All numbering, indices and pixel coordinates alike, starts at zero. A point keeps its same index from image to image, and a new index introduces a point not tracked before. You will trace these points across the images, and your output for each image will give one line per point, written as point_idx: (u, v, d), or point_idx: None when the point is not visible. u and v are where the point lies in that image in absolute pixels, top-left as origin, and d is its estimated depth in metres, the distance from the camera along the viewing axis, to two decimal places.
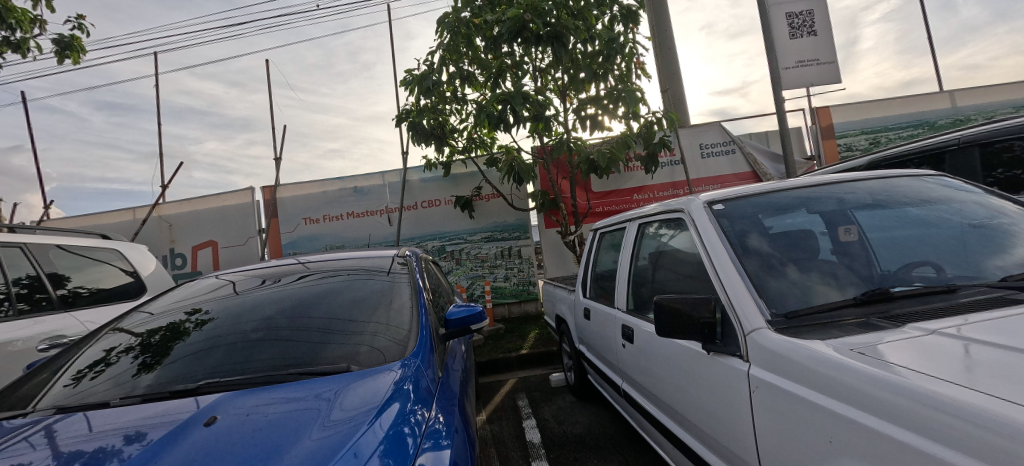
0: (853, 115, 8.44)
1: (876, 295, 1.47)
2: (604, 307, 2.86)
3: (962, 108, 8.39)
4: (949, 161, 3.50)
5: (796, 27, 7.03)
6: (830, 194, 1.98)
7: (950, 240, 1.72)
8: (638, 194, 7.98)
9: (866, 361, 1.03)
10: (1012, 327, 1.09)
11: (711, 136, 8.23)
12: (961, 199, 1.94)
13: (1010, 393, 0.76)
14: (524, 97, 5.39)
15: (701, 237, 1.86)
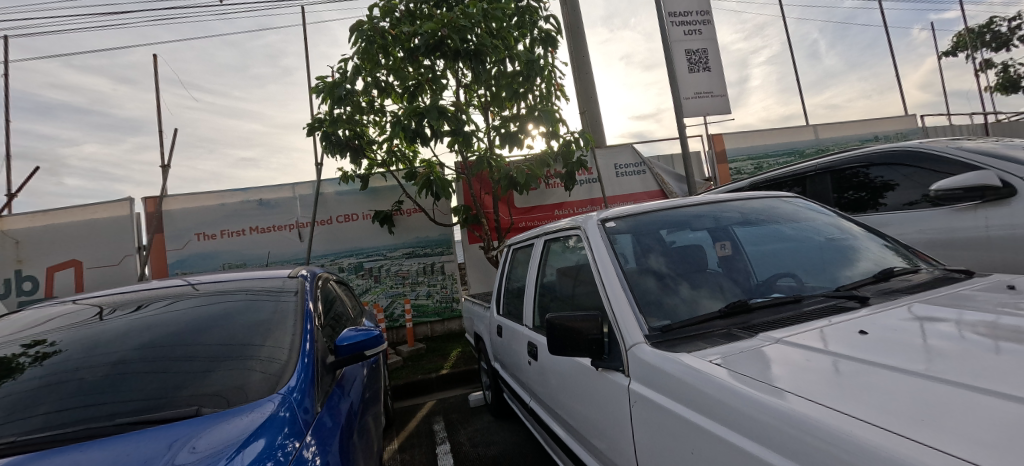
0: (742, 143, 9.63)
1: (737, 306, 1.59)
2: (515, 324, 2.85)
3: (823, 140, 9.98)
4: (808, 184, 4.00)
5: (692, 62, 7.98)
6: (710, 212, 2.17)
7: (802, 255, 1.95)
8: (558, 210, 8.29)
9: (745, 379, 1.07)
10: (836, 337, 1.23)
11: (624, 157, 8.88)
12: (815, 219, 2.23)
13: (846, 407, 0.85)
14: (441, 111, 5.33)
15: (593, 254, 1.91)
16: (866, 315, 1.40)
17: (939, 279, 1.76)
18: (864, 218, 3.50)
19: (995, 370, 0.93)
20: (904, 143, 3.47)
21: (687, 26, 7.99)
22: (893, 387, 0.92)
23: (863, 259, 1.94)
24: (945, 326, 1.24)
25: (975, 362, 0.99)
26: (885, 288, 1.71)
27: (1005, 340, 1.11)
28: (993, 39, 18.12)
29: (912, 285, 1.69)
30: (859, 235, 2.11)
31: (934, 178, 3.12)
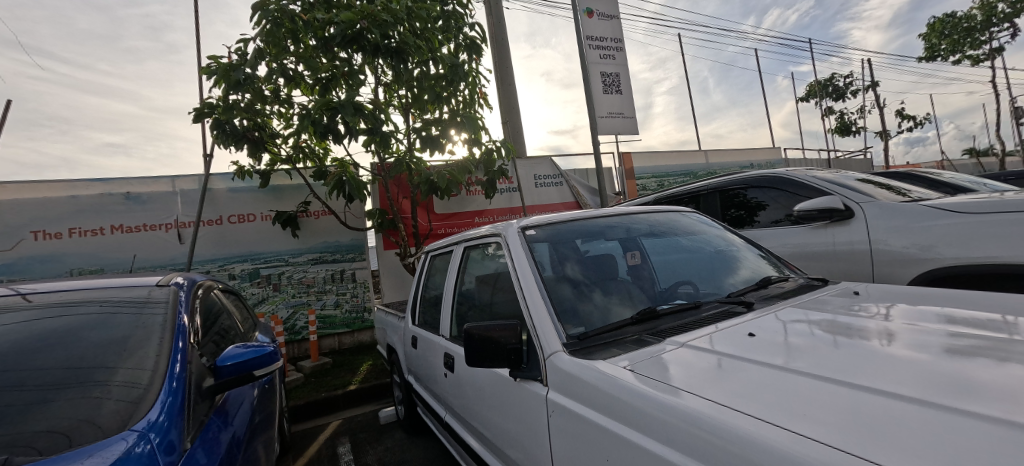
0: (647, 162, 10.66)
1: (648, 313, 1.68)
2: (431, 335, 2.71)
3: (711, 164, 11.49)
4: (701, 202, 4.51)
5: (606, 84, 8.63)
6: (622, 223, 2.30)
7: (699, 264, 2.15)
8: (479, 217, 8.31)
9: (647, 380, 1.12)
10: (729, 340, 1.35)
11: (544, 168, 9.23)
12: (708, 232, 2.49)
13: (737, 402, 0.92)
14: (358, 108, 4.96)
15: (513, 262, 1.89)
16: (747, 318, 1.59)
17: (803, 286, 2.07)
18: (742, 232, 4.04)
19: (836, 364, 1.12)
20: (773, 169, 4.07)
21: (602, 50, 8.64)
22: (766, 379, 1.04)
23: (747, 268, 2.21)
24: (800, 325, 1.47)
25: (822, 357, 1.17)
26: (764, 294, 1.95)
27: (842, 336, 1.35)
28: (828, 91, 22.78)
29: (785, 291, 1.96)
30: (743, 247, 2.41)
31: (794, 200, 3.71)
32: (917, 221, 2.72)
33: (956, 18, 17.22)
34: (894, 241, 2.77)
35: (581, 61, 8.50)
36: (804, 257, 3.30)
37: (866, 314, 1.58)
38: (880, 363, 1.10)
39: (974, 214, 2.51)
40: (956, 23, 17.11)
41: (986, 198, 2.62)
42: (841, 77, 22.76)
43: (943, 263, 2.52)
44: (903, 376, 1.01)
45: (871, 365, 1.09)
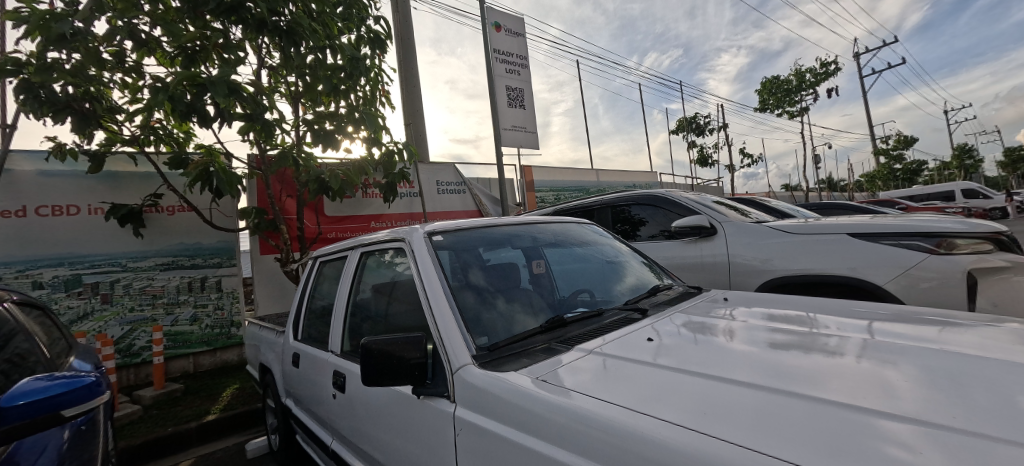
0: (546, 176, 11.34)
1: (555, 321, 1.73)
2: (317, 351, 2.39)
3: (600, 182, 12.74)
4: (594, 216, 4.88)
5: (511, 98, 8.95)
6: (528, 233, 2.36)
7: (597, 273, 2.31)
8: (375, 221, 7.83)
9: (544, 385, 1.16)
10: (627, 345, 1.46)
11: (447, 175, 9.14)
12: (604, 243, 2.70)
13: (642, 406, 0.98)
14: (233, 89, 4.20)
15: (419, 269, 1.77)
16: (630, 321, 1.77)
17: (682, 292, 2.37)
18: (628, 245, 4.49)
19: (694, 359, 1.32)
20: (653, 190, 4.62)
21: (508, 64, 8.94)
22: (644, 377, 1.17)
23: (637, 276, 2.45)
24: (669, 326, 1.70)
25: (683, 353, 1.37)
26: (652, 300, 2.17)
27: (701, 334, 1.59)
28: (690, 127, 27.21)
29: (670, 298, 2.22)
30: (631, 256, 2.67)
31: (669, 218, 4.26)
32: (759, 239, 3.35)
33: (775, 81, 22.14)
34: (743, 255, 3.37)
35: (488, 73, 8.68)
36: (676, 267, 3.81)
37: (719, 315, 1.89)
38: (725, 357, 1.34)
39: (796, 235, 3.20)
40: (778, 85, 22.04)
41: (802, 222, 3.36)
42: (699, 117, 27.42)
43: (777, 273, 3.15)
44: (741, 367, 1.24)
45: (719, 358, 1.32)
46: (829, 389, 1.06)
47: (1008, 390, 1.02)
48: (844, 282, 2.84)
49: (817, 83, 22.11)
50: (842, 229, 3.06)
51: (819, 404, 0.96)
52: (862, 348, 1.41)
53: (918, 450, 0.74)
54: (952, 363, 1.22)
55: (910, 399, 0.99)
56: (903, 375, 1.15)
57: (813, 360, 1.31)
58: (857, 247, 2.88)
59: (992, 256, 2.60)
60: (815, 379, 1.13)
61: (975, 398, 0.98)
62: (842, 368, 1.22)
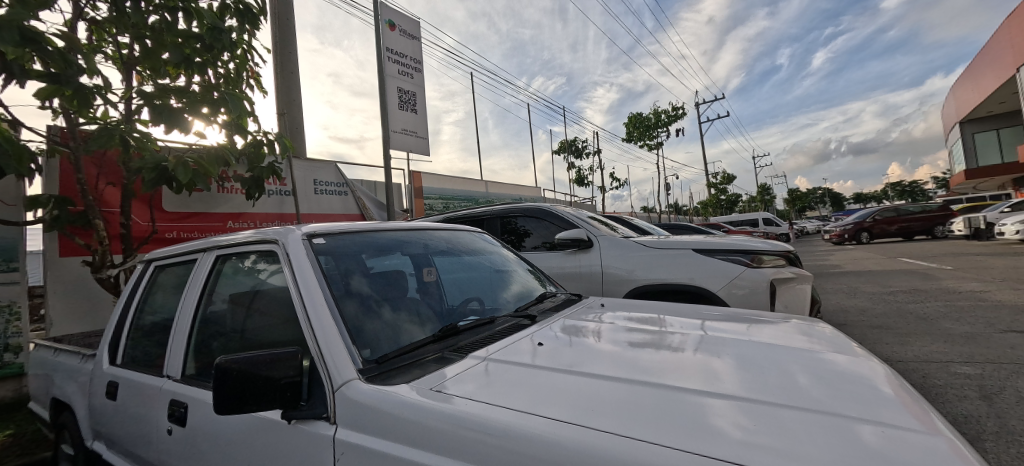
0: (436, 183, 11.50)
1: (446, 330, 1.72)
2: (146, 378, 1.93)
3: (488, 193, 13.32)
4: (484, 227, 4.99)
5: (402, 101, 8.71)
6: (419, 239, 2.31)
7: (487, 282, 2.39)
8: (233, 221, 6.76)
9: (429, 395, 1.15)
10: (515, 350, 1.54)
11: (326, 174, 8.43)
12: (493, 251, 2.80)
13: (530, 407, 1.04)
14: (27, 35, 3.08)
15: (294, 276, 1.59)
16: (514, 327, 1.87)
17: (566, 299, 2.59)
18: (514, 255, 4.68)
19: (568, 359, 1.46)
20: (539, 204, 4.94)
21: (401, 66, 8.70)
22: (524, 380, 1.25)
23: (525, 284, 2.60)
24: (547, 330, 1.85)
25: (559, 354, 1.51)
26: (539, 307, 2.33)
27: (575, 337, 1.77)
28: (570, 149, 30.14)
29: (556, 304, 2.41)
30: (518, 265, 2.82)
31: (553, 230, 4.60)
32: (628, 252, 3.86)
33: (638, 118, 26.08)
34: (614, 266, 3.84)
35: (378, 71, 8.34)
36: (556, 276, 4.16)
37: (591, 319, 2.12)
38: (593, 356, 1.51)
39: (654, 249, 3.77)
40: (639, 122, 26.03)
41: (660, 239, 3.99)
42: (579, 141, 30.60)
43: (641, 282, 3.67)
44: (605, 364, 1.42)
45: (588, 357, 1.49)
46: (671, 377, 1.29)
47: (780, 369, 1.39)
48: (688, 289, 3.45)
49: (668, 124, 26.78)
50: (687, 245, 3.73)
51: (664, 390, 1.17)
52: (694, 342, 1.75)
53: (728, 419, 0.97)
54: (752, 351, 1.61)
55: (724, 381, 1.27)
56: (720, 363, 1.47)
57: (659, 355, 1.57)
58: (699, 261, 3.54)
59: (786, 269, 3.53)
60: (660, 370, 1.37)
61: (767, 377, 1.31)
62: (680, 360, 1.50)
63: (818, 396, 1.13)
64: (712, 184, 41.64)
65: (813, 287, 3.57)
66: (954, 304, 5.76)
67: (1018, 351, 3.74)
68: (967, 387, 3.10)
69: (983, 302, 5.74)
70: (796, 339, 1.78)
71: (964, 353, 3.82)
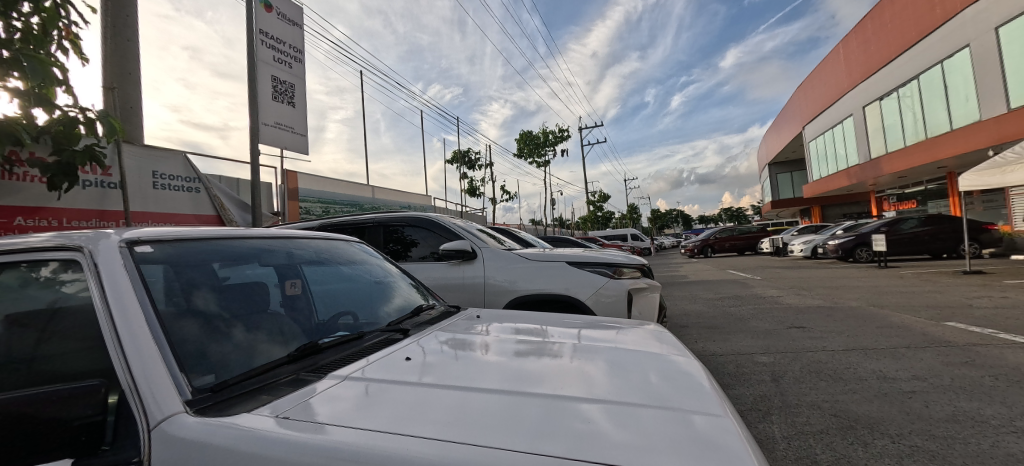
0: (312, 187, 11.63)
1: (307, 349, 1.57)
2: None
3: (368, 198, 13.61)
4: (366, 235, 4.76)
5: (278, 91, 7.98)
6: (283, 247, 2.08)
7: (364, 294, 2.27)
8: (24, 217, 5.36)
9: (293, 423, 1.03)
10: (391, 367, 1.48)
11: (171, 167, 7.48)
12: (372, 261, 2.67)
13: (402, 428, 1.01)
14: None
15: (100, 289, 1.26)
16: (396, 343, 1.80)
17: (444, 312, 2.55)
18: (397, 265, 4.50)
19: (450, 374, 1.46)
20: (427, 213, 4.84)
21: (278, 52, 7.93)
22: (407, 398, 1.21)
23: (405, 298, 2.51)
24: (433, 345, 1.82)
25: (440, 369, 1.50)
26: (415, 320, 2.27)
27: (460, 350, 1.78)
28: (464, 160, 30.62)
29: (432, 318, 2.36)
30: (400, 277, 2.74)
31: (437, 241, 4.52)
32: (510, 263, 4.04)
33: (530, 136, 27.81)
34: (496, 276, 3.98)
35: (248, 53, 7.49)
36: (441, 287, 4.13)
37: (476, 331, 2.16)
38: (479, 369, 1.54)
39: (534, 261, 4.02)
40: (529, 139, 27.77)
41: (540, 252, 4.26)
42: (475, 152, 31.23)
43: (521, 293, 3.87)
44: (490, 376, 1.46)
45: (474, 370, 1.51)
46: (548, 386, 1.38)
47: (640, 370, 1.60)
48: (563, 298, 3.75)
49: (556, 143, 29.06)
50: (562, 258, 4.05)
51: (542, 398, 1.25)
52: (570, 349, 1.91)
53: (597, 422, 1.08)
54: (618, 355, 1.82)
55: (596, 384, 1.42)
56: (592, 367, 1.63)
57: (541, 363, 1.68)
58: (570, 272, 3.87)
59: (641, 279, 4.05)
60: (541, 378, 1.46)
61: (628, 379, 1.49)
62: (559, 368, 1.62)
63: (667, 394, 1.34)
64: (593, 202, 46.18)
65: (660, 295, 4.16)
66: (758, 307, 7.36)
67: (794, 342, 4.95)
68: (763, 372, 3.99)
69: (776, 305, 7.47)
70: (649, 342, 2.08)
71: (763, 345, 4.91)
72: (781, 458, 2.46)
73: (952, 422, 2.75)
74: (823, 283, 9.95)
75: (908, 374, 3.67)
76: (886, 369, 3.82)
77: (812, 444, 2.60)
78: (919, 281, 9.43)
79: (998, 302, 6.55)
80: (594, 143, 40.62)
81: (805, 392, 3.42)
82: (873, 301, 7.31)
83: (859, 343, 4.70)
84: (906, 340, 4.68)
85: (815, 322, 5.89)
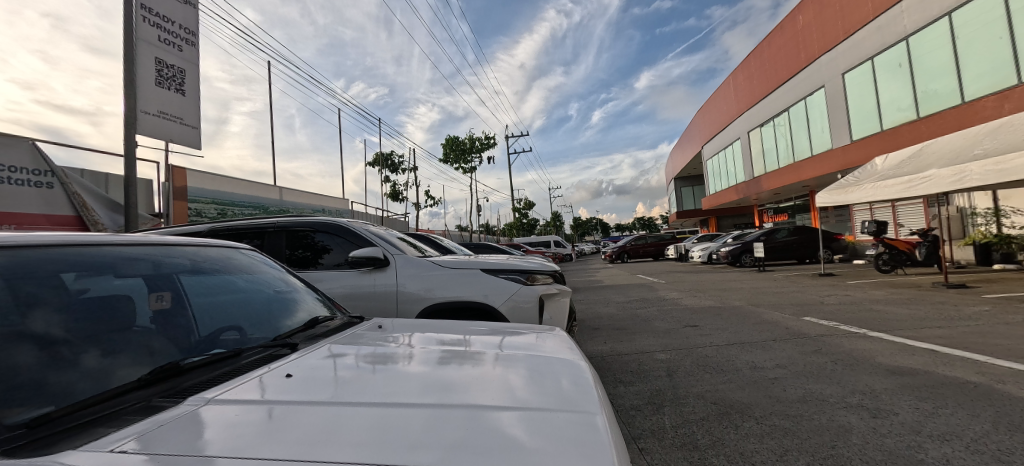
0: (198, 187, 11.50)
1: (166, 372, 1.36)
2: None
3: (251, 198, 13.68)
4: (267, 240, 4.40)
5: (162, 77, 7.69)
6: (151, 255, 1.82)
7: (256, 308, 2.09)
8: None
9: (155, 456, 0.87)
10: (287, 387, 1.33)
11: (14, 158, 6.55)
12: (266, 273, 2.47)
13: (295, 451, 0.90)
14: None
15: None
16: (299, 360, 1.64)
17: (344, 324, 2.38)
18: (306, 274, 4.17)
19: (359, 388, 1.36)
20: (338, 218, 4.57)
21: (164, 33, 7.66)
22: (310, 418, 1.10)
23: (300, 311, 2.31)
24: (348, 360, 1.69)
25: (349, 385, 1.39)
26: (308, 333, 2.08)
27: (380, 364, 1.68)
28: (385, 163, 29.57)
29: (328, 330, 2.17)
30: (301, 290, 2.57)
31: (348, 248, 4.26)
32: (426, 271, 3.97)
33: (455, 141, 27.76)
34: (409, 285, 3.89)
35: (125, 29, 7.09)
36: (352, 297, 3.92)
37: (397, 343, 2.04)
38: (396, 381, 1.46)
39: (450, 269, 3.99)
40: (455, 145, 27.70)
41: (457, 259, 4.24)
42: (399, 155, 30.20)
43: (436, 300, 3.82)
44: (411, 389, 1.38)
45: (394, 383, 1.42)
46: (468, 395, 1.36)
47: (556, 376, 1.65)
48: (479, 306, 3.77)
49: (483, 150, 29.26)
50: (478, 265, 4.08)
51: (459, 408, 1.22)
52: (493, 356, 1.90)
53: (518, 430, 1.07)
54: (538, 362, 1.86)
55: (514, 391, 1.43)
56: (514, 374, 1.64)
57: (462, 371, 1.64)
58: (485, 279, 3.91)
59: (553, 285, 4.21)
60: (464, 388, 1.42)
61: (545, 385, 1.53)
62: (480, 376, 1.59)
63: (580, 398, 1.40)
64: (521, 209, 47.22)
65: (572, 299, 4.35)
66: (660, 309, 8.09)
67: (687, 339, 5.52)
68: (660, 368, 4.37)
69: (674, 306, 8.28)
70: (566, 348, 2.16)
71: (662, 344, 5.40)
72: (669, 446, 2.72)
73: (802, 402, 3.26)
74: (714, 285, 11.25)
75: (773, 363, 4.28)
76: (757, 360, 4.42)
77: (695, 431, 2.90)
78: (786, 282, 11.09)
79: (840, 299, 7.96)
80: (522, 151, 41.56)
81: (695, 384, 3.82)
82: (750, 301, 8.44)
83: (738, 338, 5.38)
84: (773, 334, 5.47)
85: (705, 320, 6.63)
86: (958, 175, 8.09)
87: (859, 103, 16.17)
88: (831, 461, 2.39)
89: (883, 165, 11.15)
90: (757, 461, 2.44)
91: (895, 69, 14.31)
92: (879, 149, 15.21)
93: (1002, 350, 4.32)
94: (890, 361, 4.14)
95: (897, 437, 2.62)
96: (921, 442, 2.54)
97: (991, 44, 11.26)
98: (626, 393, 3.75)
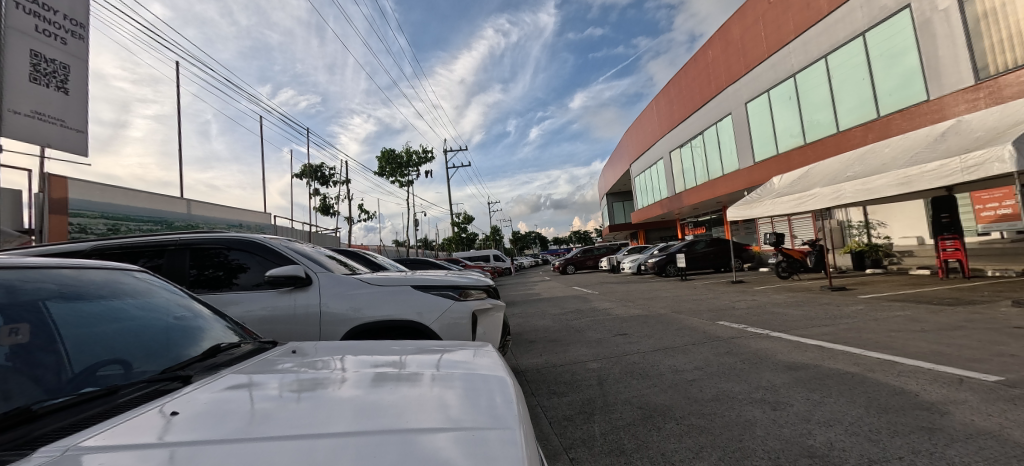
0: (82, 200, 10.03)
1: (10, 417, 1.14)
2: None
3: (153, 212, 12.24)
4: (167, 258, 3.93)
5: (40, 73, 6.66)
6: (9, 278, 1.54)
7: (147, 338, 1.84)
8: None
9: None
10: (193, 423, 1.19)
11: None
12: (161, 297, 2.20)
13: None
14: None
15: None
16: (206, 395, 1.46)
17: (253, 350, 2.19)
18: (217, 295, 3.79)
19: (279, 420, 1.24)
20: (255, 235, 4.21)
21: (44, 23, 6.69)
22: (220, 456, 0.98)
23: (199, 338, 2.08)
24: (269, 391, 1.54)
25: (268, 416, 1.27)
26: (209, 362, 1.89)
27: (306, 391, 1.55)
28: (315, 174, 27.93)
29: (234, 357, 1.98)
30: (206, 316, 2.32)
31: (267, 266, 3.93)
32: (353, 289, 3.78)
33: (391, 154, 27.07)
34: (334, 304, 3.67)
35: None
36: (270, 321, 3.62)
37: (330, 368, 1.90)
38: (323, 408, 1.35)
39: (379, 287, 3.84)
40: (391, 157, 27.03)
41: (385, 276, 4.08)
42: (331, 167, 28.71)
43: (364, 320, 3.64)
44: (342, 416, 1.29)
45: (323, 411, 1.32)
46: (403, 418, 1.30)
47: (489, 394, 1.64)
48: (412, 324, 3.66)
49: (420, 164, 28.80)
50: (408, 282, 3.96)
51: (392, 434, 1.16)
52: (430, 376, 1.84)
53: (451, 452, 1.05)
54: (472, 380, 1.83)
55: (448, 410, 1.40)
56: (451, 394, 1.60)
57: (397, 393, 1.57)
58: (416, 297, 3.80)
59: (486, 300, 4.22)
60: (398, 412, 1.36)
61: (478, 403, 1.51)
62: (414, 397, 1.53)
63: (509, 415, 1.40)
64: (460, 223, 46.90)
65: (504, 313, 4.39)
66: (594, 319, 8.43)
67: (617, 347, 5.79)
68: (591, 377, 4.54)
69: (606, 316, 8.65)
70: (502, 365, 2.15)
71: (594, 353, 5.62)
72: (598, 453, 2.81)
73: (715, 401, 3.55)
74: (642, 295, 11.96)
75: (692, 365, 4.64)
76: (678, 364, 4.74)
77: (621, 436, 3.04)
78: (705, 289, 12.13)
79: (748, 303, 8.85)
80: (461, 165, 41.41)
81: (622, 391, 4.01)
82: (673, 308, 9.09)
83: (663, 344, 5.76)
84: (693, 338, 5.93)
85: (633, 329, 7.00)
86: (836, 194, 9.49)
87: (760, 129, 18.33)
88: (738, 454, 2.61)
89: (780, 183, 12.73)
90: (676, 460, 2.62)
91: (786, 101, 16.54)
92: (776, 170, 17.35)
93: (871, 343, 5.09)
94: (787, 357, 4.67)
95: (792, 426, 2.95)
96: (811, 430, 2.87)
97: (857, 84, 13.39)
98: (559, 404, 3.82)
